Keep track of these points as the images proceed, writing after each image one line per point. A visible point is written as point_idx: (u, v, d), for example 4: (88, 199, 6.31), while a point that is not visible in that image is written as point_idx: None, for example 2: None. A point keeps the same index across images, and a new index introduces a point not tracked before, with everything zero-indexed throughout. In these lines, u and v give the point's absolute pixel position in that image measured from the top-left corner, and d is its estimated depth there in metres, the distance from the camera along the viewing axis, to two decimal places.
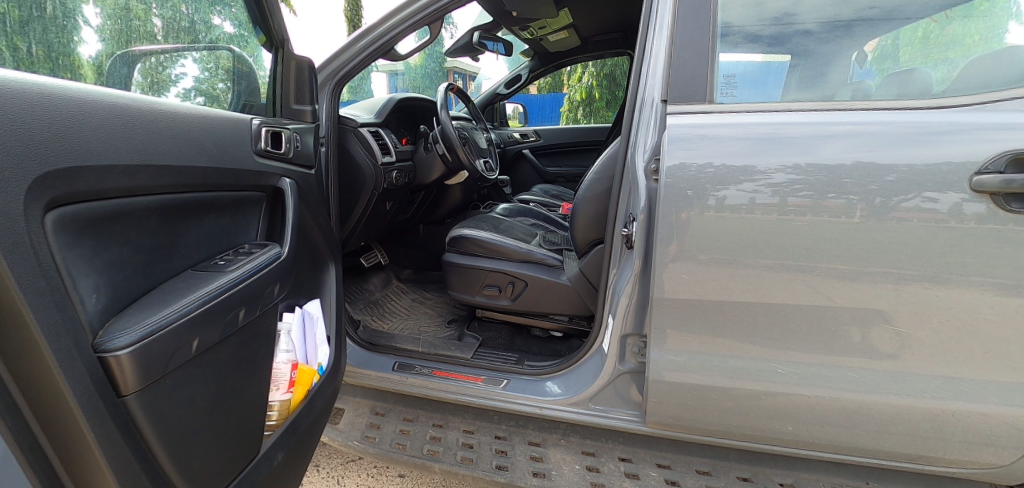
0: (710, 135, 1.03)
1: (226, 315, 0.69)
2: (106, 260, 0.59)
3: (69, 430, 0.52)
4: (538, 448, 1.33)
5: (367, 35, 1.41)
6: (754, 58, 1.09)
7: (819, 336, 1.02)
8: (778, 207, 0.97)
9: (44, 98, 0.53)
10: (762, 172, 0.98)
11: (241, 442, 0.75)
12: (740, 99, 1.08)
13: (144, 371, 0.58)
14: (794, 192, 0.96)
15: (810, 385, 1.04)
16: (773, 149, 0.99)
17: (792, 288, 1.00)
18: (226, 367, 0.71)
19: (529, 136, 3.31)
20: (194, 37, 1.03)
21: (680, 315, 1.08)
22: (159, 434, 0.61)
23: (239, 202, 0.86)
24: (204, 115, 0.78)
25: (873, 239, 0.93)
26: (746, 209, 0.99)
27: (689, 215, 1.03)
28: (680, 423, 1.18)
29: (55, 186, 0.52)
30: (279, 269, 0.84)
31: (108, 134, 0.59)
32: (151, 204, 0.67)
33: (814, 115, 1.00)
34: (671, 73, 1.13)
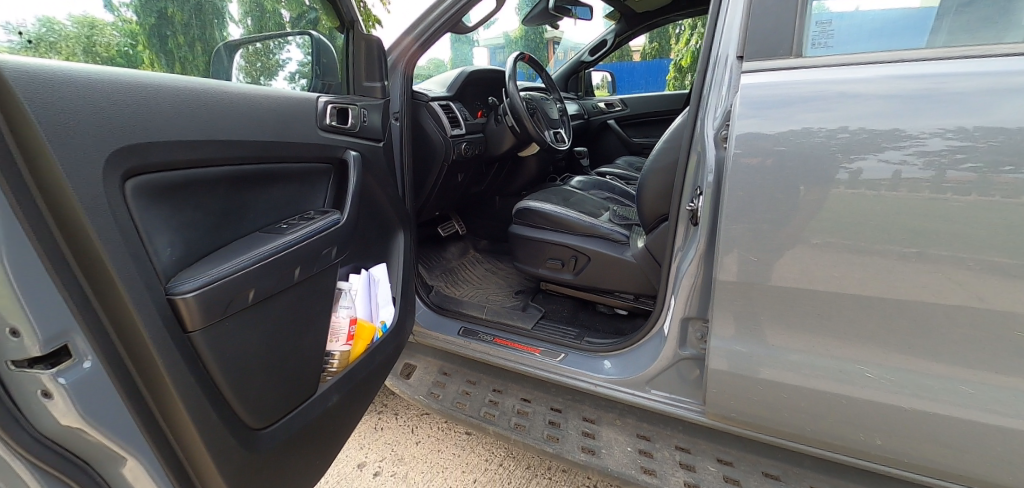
0: (851, 93, 0.85)
1: (283, 272, 0.79)
2: (178, 221, 0.71)
3: (147, 358, 0.63)
4: (591, 425, 1.32)
5: (435, 8, 1.42)
6: (911, 2, 0.88)
7: (921, 338, 0.86)
8: (933, 182, 0.78)
9: (122, 86, 0.63)
10: (912, 136, 0.79)
11: (296, 385, 0.85)
12: (837, 50, 0.92)
13: (205, 312, 0.68)
14: (954, 163, 0.76)
15: (906, 394, 0.90)
16: (925, 108, 0.79)
17: (888, 280, 0.85)
18: (282, 315, 0.81)
19: (614, 104, 3.13)
20: (309, 23, 1.20)
21: (761, 302, 0.97)
22: (222, 368, 0.72)
23: (306, 173, 0.96)
24: (268, 95, 0.87)
25: (1016, 222, 0.73)
26: (888, 185, 0.81)
27: (819, 194, 0.86)
28: (744, 420, 1.09)
29: (131, 158, 0.62)
30: (336, 234, 0.92)
31: (176, 114, 0.69)
32: (220, 173, 0.77)
33: (926, 66, 0.81)
34: (749, 25, 0.98)
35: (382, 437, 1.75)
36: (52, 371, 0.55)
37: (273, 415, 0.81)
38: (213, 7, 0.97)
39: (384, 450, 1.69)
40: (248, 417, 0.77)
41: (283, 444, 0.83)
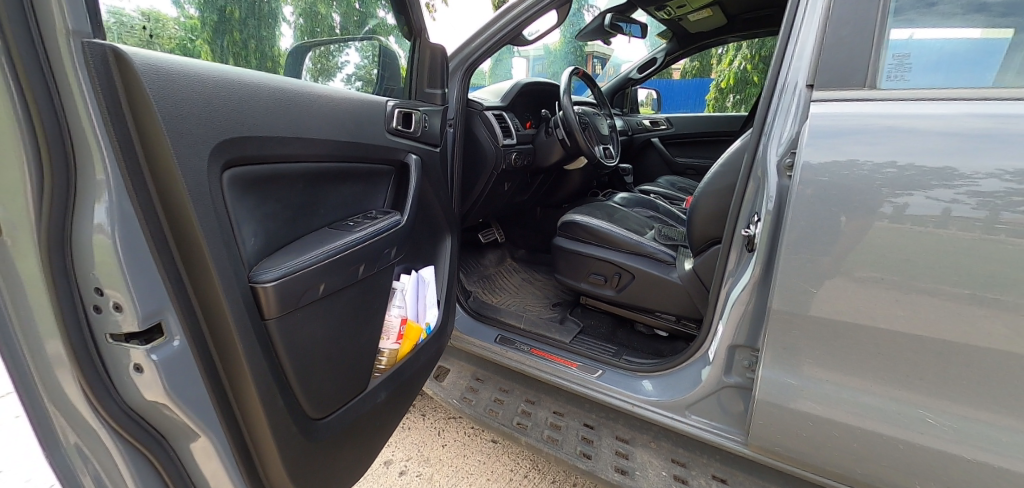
0: (905, 128, 0.85)
1: (350, 268, 0.82)
2: (263, 211, 0.74)
3: (227, 341, 0.67)
4: (625, 445, 1.30)
5: (498, 21, 1.46)
6: (973, 34, 0.88)
7: (990, 388, 0.82)
8: (984, 223, 0.77)
9: (230, 84, 0.68)
10: (964, 176, 0.79)
11: (353, 379, 0.88)
12: (914, 84, 0.90)
13: (281, 302, 0.71)
14: (1010, 205, 0.75)
15: (972, 447, 0.86)
16: (987, 147, 0.78)
17: (959, 325, 0.82)
18: (347, 308, 0.84)
19: (659, 122, 3.13)
20: (363, 26, 1.21)
21: (809, 333, 0.95)
22: (291, 356, 0.75)
23: (373, 174, 0.99)
24: (352, 98, 0.92)
25: None
26: (936, 221, 0.80)
27: (862, 224, 0.87)
28: (788, 454, 1.05)
29: (230, 150, 0.66)
30: (397, 235, 0.95)
31: (273, 111, 0.74)
32: (302, 169, 0.81)
33: (1005, 104, 0.80)
34: (822, 52, 0.98)
35: (409, 436, 1.77)
36: (148, 347, 0.60)
37: (331, 407, 0.84)
38: (269, 6, 0.97)
39: (411, 450, 1.70)
40: (310, 408, 0.80)
41: (335, 438, 0.85)
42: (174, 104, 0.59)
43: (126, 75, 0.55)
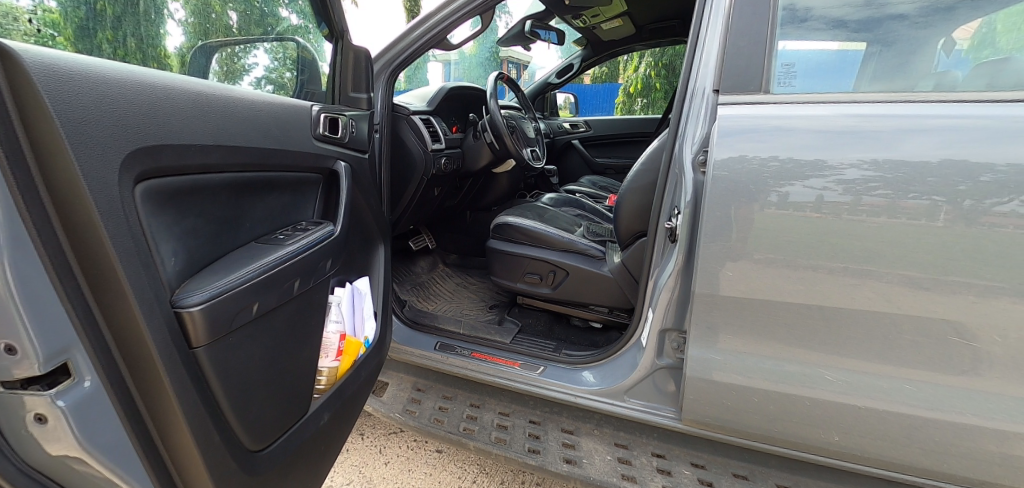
0: (785, 127, 1.00)
1: (283, 284, 0.83)
2: (184, 230, 0.73)
3: (150, 372, 0.65)
4: (570, 436, 1.35)
5: (423, 24, 1.47)
6: (830, 46, 1.05)
7: (874, 344, 0.98)
8: (850, 206, 0.93)
9: (142, 87, 0.66)
10: (832, 167, 0.94)
11: (291, 402, 0.88)
12: (799, 89, 1.05)
13: (210, 328, 0.71)
14: (868, 190, 0.92)
15: (862, 395, 1.01)
16: (851, 143, 0.94)
17: (852, 293, 0.96)
18: (281, 329, 0.84)
19: (580, 125, 3.28)
20: (266, 29, 1.12)
21: (727, 311, 1.06)
22: (222, 383, 0.74)
23: (299, 183, 1.00)
24: (271, 103, 0.93)
25: (949, 244, 0.87)
26: (812, 206, 0.95)
27: (751, 210, 1.00)
28: (717, 423, 1.16)
29: (144, 161, 0.65)
30: (330, 246, 0.97)
31: (189, 115, 0.73)
32: (222, 180, 0.81)
33: (869, 107, 0.96)
34: (725, 61, 1.11)
35: (348, 458, 1.68)
36: (52, 392, 0.57)
37: (270, 435, 0.83)
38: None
39: (351, 472, 1.62)
40: (248, 438, 0.79)
41: (281, 465, 0.86)
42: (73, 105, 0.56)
43: (9, 72, 0.52)
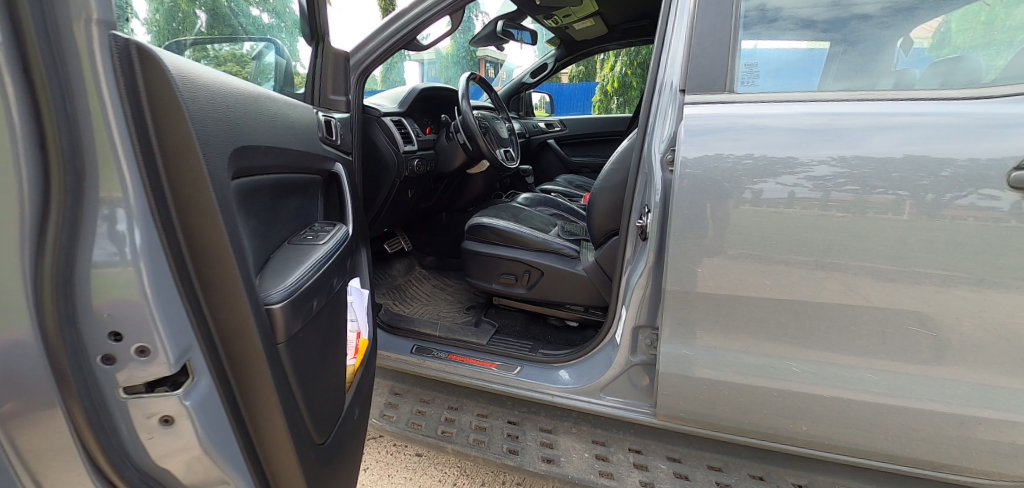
0: (760, 125, 1.02)
1: (329, 282, 0.92)
2: (252, 232, 0.80)
3: (252, 376, 0.74)
4: (549, 435, 1.36)
5: (397, 20, 1.45)
6: (799, 45, 1.08)
7: (837, 335, 1.03)
8: (820, 202, 0.96)
9: (223, 92, 0.75)
10: (803, 164, 0.97)
11: (337, 395, 0.95)
12: (761, 88, 1.08)
13: (290, 323, 0.79)
14: (837, 186, 0.95)
15: (827, 385, 1.05)
16: (822, 140, 0.97)
17: (815, 287, 1.00)
18: (328, 326, 0.92)
19: (554, 125, 3.29)
20: (234, 30, 1.06)
21: (698, 307, 1.10)
22: (302, 379, 0.83)
23: (309, 185, 1.07)
24: (296, 108, 1.02)
25: (904, 238, 0.92)
26: (784, 202, 0.98)
27: (727, 208, 1.02)
28: (691, 417, 1.19)
29: (237, 159, 0.74)
30: (346, 245, 1.07)
31: (254, 118, 0.82)
32: (271, 182, 0.88)
33: (833, 106, 1.00)
34: (690, 61, 1.13)
35: None
36: (180, 393, 0.66)
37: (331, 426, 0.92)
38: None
39: None
40: (316, 432, 0.87)
41: (339, 452, 0.95)
42: (142, 101, 0.60)
43: (153, 77, 0.61)
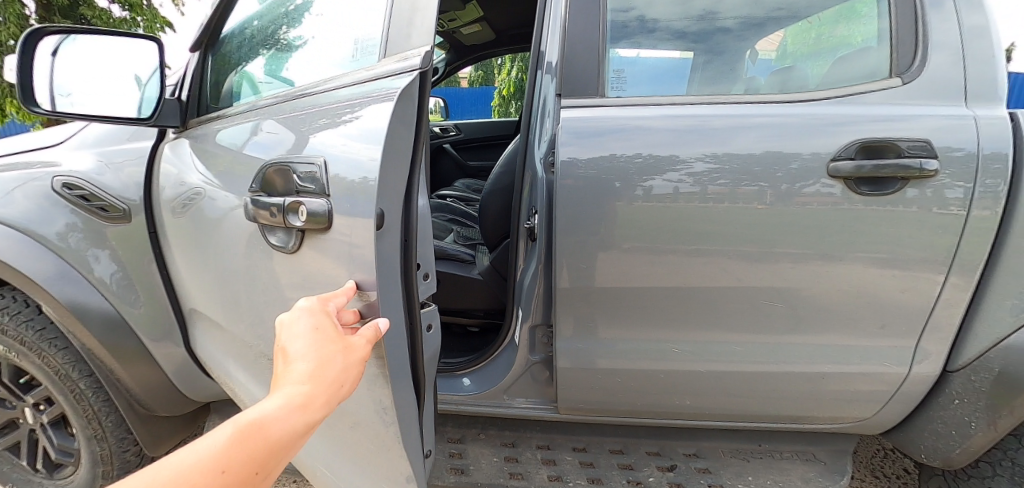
0: (645, 126, 1.09)
1: None
2: None
3: None
4: (457, 445, 1.34)
5: None
6: (673, 53, 1.21)
7: (708, 315, 1.15)
8: (700, 195, 1.06)
9: None
10: (683, 161, 1.07)
11: None
12: (628, 92, 1.19)
13: None
14: (713, 180, 1.06)
15: (705, 360, 1.17)
16: (697, 139, 1.07)
17: (687, 273, 1.11)
18: None
19: (449, 130, 3.29)
20: None
21: (588, 301, 1.16)
22: None
23: None
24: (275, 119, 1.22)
25: (752, 224, 1.06)
26: (671, 197, 1.07)
27: (619, 205, 1.09)
28: (587, 406, 1.26)
29: None
30: None
31: None
32: None
33: (700, 109, 1.11)
34: (564, 67, 1.20)
35: None
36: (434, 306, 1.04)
37: None
38: None
39: None
40: None
41: None
42: None
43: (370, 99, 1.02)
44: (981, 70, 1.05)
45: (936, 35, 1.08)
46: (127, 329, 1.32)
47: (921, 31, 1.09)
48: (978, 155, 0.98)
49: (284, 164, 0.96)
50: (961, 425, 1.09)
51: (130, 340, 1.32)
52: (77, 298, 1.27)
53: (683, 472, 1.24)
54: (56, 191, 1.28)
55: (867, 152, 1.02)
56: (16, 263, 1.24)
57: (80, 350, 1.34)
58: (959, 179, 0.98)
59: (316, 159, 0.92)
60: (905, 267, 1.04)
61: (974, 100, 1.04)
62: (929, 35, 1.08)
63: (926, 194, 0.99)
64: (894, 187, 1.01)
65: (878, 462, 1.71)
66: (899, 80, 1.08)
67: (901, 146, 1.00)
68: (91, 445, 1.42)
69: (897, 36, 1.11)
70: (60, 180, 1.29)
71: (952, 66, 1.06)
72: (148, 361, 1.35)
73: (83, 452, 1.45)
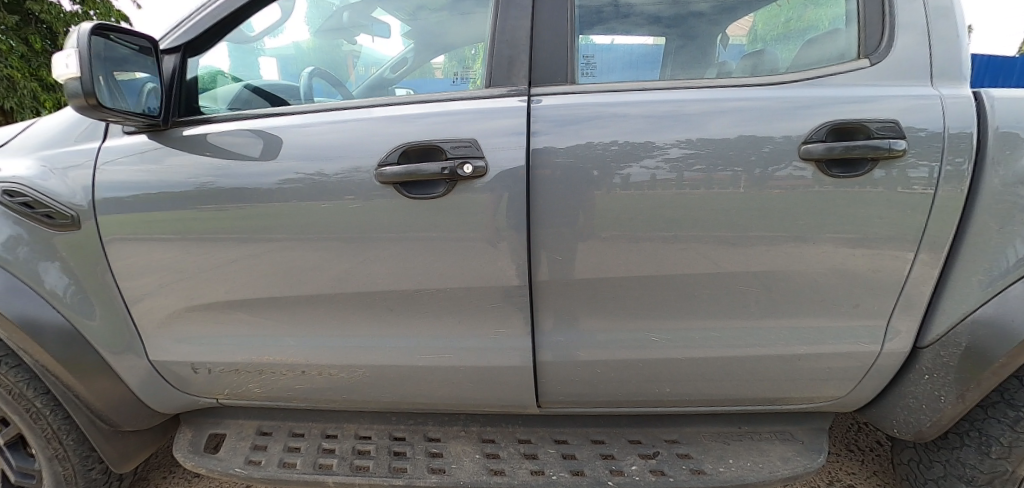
0: (619, 113, 1.07)
1: None
2: None
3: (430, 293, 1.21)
4: (438, 444, 1.32)
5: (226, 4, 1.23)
6: (647, 40, 1.20)
7: (686, 302, 1.14)
8: (676, 182, 1.05)
9: None
10: (659, 147, 1.05)
11: None
12: (599, 79, 1.17)
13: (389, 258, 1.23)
14: (689, 166, 1.04)
15: (684, 347, 1.17)
16: (672, 125, 1.05)
17: (664, 261, 1.10)
18: None
19: None
20: None
21: (566, 293, 1.15)
22: None
23: None
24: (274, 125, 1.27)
25: (727, 209, 1.05)
26: (648, 184, 1.05)
27: (597, 194, 1.07)
28: (569, 398, 1.26)
29: None
30: None
31: None
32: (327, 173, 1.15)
33: (675, 94, 1.09)
34: (534, 54, 1.17)
35: None
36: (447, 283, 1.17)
37: None
38: None
39: None
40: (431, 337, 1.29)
41: None
42: None
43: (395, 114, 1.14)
44: (947, 50, 1.05)
45: (902, 16, 1.08)
46: (85, 342, 1.25)
47: (887, 12, 1.09)
48: (943, 134, 0.99)
49: (404, 142, 1.10)
50: (932, 400, 1.12)
51: (90, 354, 1.26)
52: (26, 312, 1.19)
53: (666, 459, 1.24)
54: None
55: (836, 134, 1.01)
56: None
57: (32, 366, 1.25)
58: (923, 158, 0.99)
59: (468, 140, 1.09)
60: (876, 247, 1.05)
61: (939, 79, 1.04)
62: (895, 17, 1.08)
63: (892, 175, 1.00)
64: (864, 168, 1.01)
65: (853, 436, 1.76)
66: (868, 61, 1.08)
67: (870, 127, 1.00)
68: (53, 465, 1.34)
69: (865, 18, 1.11)
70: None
71: (919, 47, 1.06)
72: (108, 374, 1.29)
73: (43, 474, 1.36)
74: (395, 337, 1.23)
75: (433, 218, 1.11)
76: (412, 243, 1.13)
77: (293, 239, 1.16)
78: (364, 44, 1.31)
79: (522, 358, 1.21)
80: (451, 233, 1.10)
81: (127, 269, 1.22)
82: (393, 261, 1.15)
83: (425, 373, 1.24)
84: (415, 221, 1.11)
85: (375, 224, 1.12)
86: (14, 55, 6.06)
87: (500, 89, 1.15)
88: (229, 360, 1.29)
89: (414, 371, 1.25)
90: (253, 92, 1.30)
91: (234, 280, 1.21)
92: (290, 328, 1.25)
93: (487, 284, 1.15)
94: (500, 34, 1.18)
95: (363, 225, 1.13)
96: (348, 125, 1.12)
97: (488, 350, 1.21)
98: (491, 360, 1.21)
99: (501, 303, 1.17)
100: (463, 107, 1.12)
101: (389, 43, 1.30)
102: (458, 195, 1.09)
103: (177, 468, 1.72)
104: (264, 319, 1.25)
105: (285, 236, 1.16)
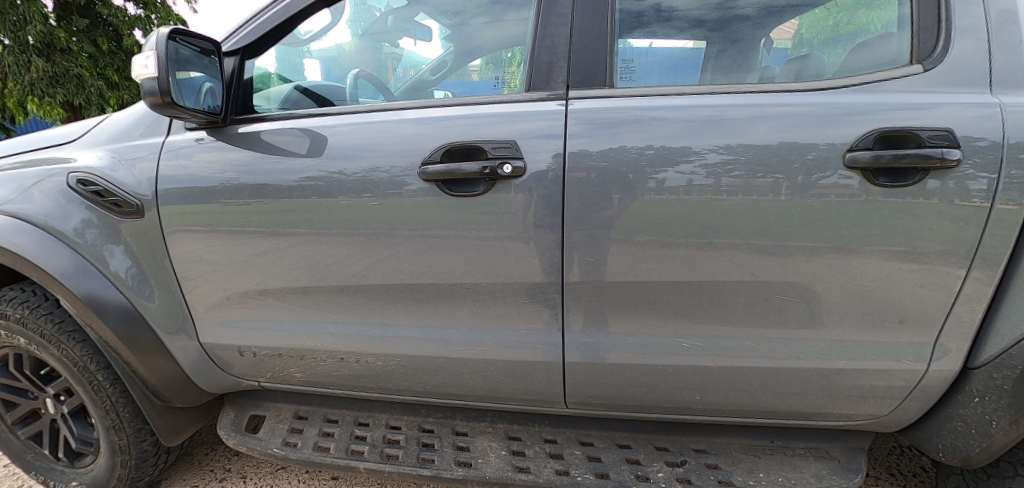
0: (660, 117, 1.07)
1: None
2: None
3: None
4: (465, 438, 1.35)
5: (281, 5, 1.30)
6: (686, 44, 1.20)
7: (718, 309, 1.13)
8: (714, 188, 1.04)
9: None
10: (697, 152, 1.04)
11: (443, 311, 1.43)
12: (636, 82, 1.18)
13: None
14: (728, 172, 1.04)
15: (715, 355, 1.16)
16: (712, 130, 1.04)
17: (698, 267, 1.10)
18: None
19: None
20: None
21: (596, 296, 1.16)
22: None
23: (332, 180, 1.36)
24: None
25: (766, 216, 1.04)
26: (683, 189, 1.05)
27: (632, 197, 1.07)
28: (597, 401, 1.26)
29: None
30: None
31: None
32: None
33: (715, 98, 1.08)
34: (573, 58, 1.18)
35: None
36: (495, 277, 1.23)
37: None
38: None
39: None
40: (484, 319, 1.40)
41: None
42: None
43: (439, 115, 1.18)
44: (1009, 55, 1.00)
45: (961, 21, 1.03)
46: (144, 322, 1.35)
47: (943, 16, 1.05)
48: (1001, 144, 0.94)
49: (448, 142, 1.13)
50: (982, 424, 1.06)
51: (146, 333, 1.35)
52: (94, 291, 1.29)
53: (693, 468, 1.23)
54: (70, 187, 1.30)
55: (884, 142, 0.98)
56: (38, 257, 1.28)
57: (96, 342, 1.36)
58: (982, 169, 0.94)
59: (507, 141, 1.11)
60: (925, 261, 1.01)
61: (1000, 86, 0.99)
62: (953, 21, 1.04)
63: (948, 185, 0.96)
64: (914, 177, 0.97)
65: (895, 460, 1.68)
66: (921, 67, 1.04)
67: (922, 136, 0.97)
68: (110, 434, 1.45)
69: (918, 21, 1.07)
70: (74, 176, 1.31)
71: (978, 53, 1.01)
72: (164, 353, 1.38)
73: (102, 440, 1.48)
74: (428, 329, 1.27)
75: (473, 216, 1.13)
76: (448, 242, 1.16)
77: (334, 232, 1.21)
78: (405, 47, 1.35)
79: (550, 357, 1.22)
80: (494, 232, 1.14)
81: (183, 256, 1.30)
82: (429, 258, 1.19)
83: (455, 366, 1.28)
84: (458, 218, 1.14)
85: (414, 221, 1.16)
86: (82, 56, 6.50)
87: (539, 93, 1.17)
88: (273, 346, 1.36)
89: (445, 365, 1.28)
90: (302, 93, 1.37)
91: (280, 270, 1.28)
92: (329, 318, 1.31)
93: (519, 282, 1.17)
94: (541, 39, 1.20)
95: (402, 222, 1.17)
96: (394, 126, 1.16)
97: (516, 348, 1.23)
98: (520, 358, 1.23)
99: (532, 302, 1.19)
100: (505, 109, 1.15)
101: (429, 47, 1.34)
102: (494, 195, 1.12)
103: (218, 446, 1.82)
104: (306, 307, 1.31)
105: (327, 231, 1.21)
